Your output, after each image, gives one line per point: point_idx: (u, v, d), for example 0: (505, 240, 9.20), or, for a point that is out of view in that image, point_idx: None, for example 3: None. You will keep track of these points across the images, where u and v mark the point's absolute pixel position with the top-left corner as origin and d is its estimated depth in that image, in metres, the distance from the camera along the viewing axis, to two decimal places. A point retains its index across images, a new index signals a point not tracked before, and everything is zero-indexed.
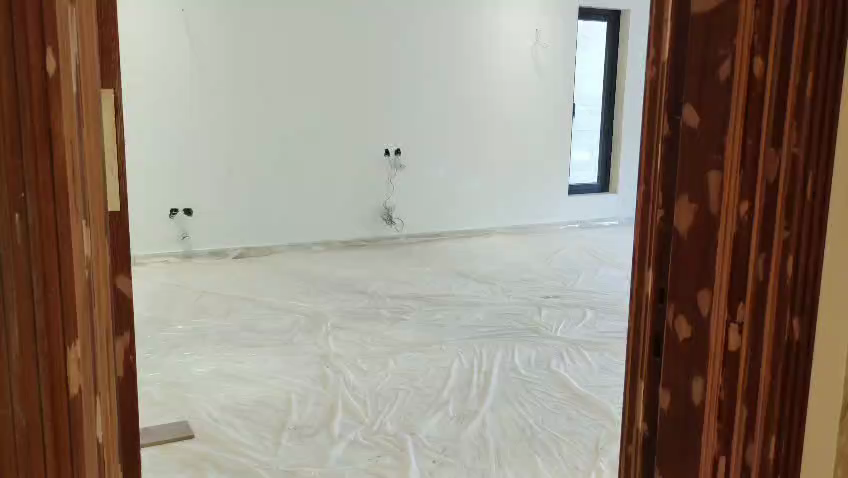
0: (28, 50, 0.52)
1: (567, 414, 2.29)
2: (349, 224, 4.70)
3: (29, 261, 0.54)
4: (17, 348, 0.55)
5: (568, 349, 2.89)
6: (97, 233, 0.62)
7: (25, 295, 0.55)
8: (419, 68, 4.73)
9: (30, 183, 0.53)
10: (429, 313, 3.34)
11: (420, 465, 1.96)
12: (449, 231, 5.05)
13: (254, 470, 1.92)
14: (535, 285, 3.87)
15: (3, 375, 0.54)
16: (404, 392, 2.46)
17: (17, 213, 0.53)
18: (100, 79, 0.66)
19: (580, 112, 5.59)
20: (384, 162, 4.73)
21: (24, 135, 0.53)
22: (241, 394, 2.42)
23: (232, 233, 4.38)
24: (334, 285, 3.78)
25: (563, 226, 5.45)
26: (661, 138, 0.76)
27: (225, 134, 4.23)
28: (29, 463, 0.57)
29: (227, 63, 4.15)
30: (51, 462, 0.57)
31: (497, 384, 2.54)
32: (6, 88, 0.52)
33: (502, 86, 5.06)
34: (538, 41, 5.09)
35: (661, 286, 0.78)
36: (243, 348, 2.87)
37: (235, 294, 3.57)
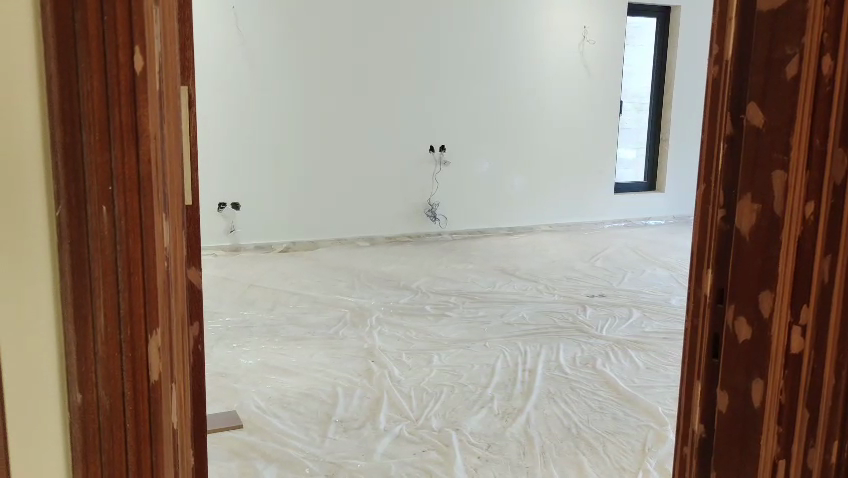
0: (117, 49, 0.54)
1: (613, 414, 2.28)
2: (394, 219, 4.73)
3: (116, 251, 0.56)
4: (103, 333, 0.57)
5: (613, 349, 2.86)
6: (175, 226, 0.64)
7: (110, 282, 0.57)
8: (462, 66, 4.72)
9: (117, 176, 0.55)
10: (473, 310, 3.35)
11: (465, 462, 1.97)
12: (492, 229, 5.04)
13: (302, 461, 1.95)
14: (579, 283, 3.84)
15: (90, 360, 0.57)
16: (448, 387, 2.47)
17: (104, 205, 0.55)
18: (178, 76, 0.68)
19: (627, 110, 5.52)
20: (429, 159, 4.75)
21: (113, 130, 0.54)
22: (287, 387, 2.46)
23: (277, 228, 4.44)
24: (379, 280, 3.81)
25: (608, 225, 5.40)
26: (723, 136, 0.75)
27: (272, 131, 4.28)
28: (112, 442, 0.59)
29: (273, 62, 4.20)
30: (131, 444, 0.59)
31: (541, 382, 2.53)
32: (98, 84, 0.54)
33: (549, 83, 5.03)
34: (585, 38, 5.05)
35: (720, 286, 0.77)
36: (289, 341, 2.91)
37: (281, 288, 3.62)
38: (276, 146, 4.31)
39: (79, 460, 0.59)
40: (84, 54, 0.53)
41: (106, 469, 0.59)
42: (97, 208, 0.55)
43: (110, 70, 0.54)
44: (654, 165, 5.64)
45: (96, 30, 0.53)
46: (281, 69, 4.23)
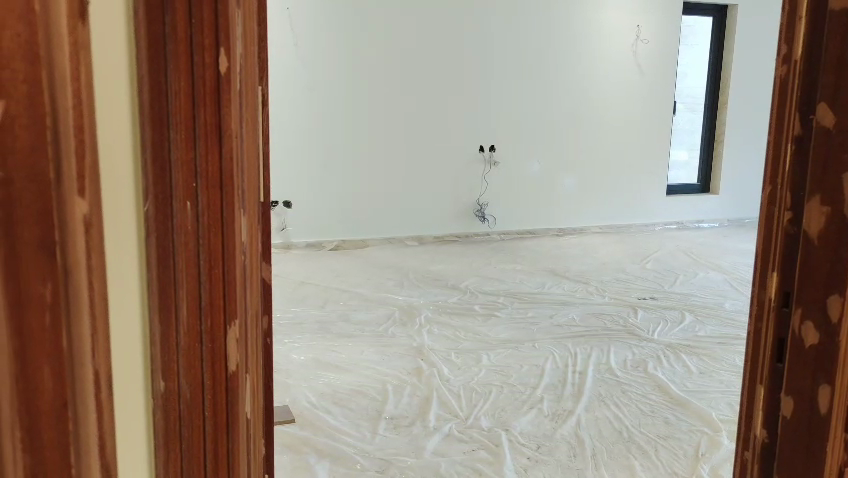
0: (204, 50, 0.56)
1: (665, 418, 2.25)
2: (443, 218, 4.74)
3: (199, 245, 0.58)
4: (185, 327, 0.59)
5: (665, 352, 2.82)
6: (252, 222, 0.66)
7: (193, 275, 0.59)
8: (513, 66, 4.71)
9: (201, 173, 0.57)
10: (522, 311, 3.34)
11: (514, 462, 1.97)
12: (542, 230, 5.02)
13: (352, 457, 1.98)
14: (630, 285, 3.80)
15: (172, 351, 0.59)
16: (497, 387, 2.47)
17: (188, 201, 0.57)
18: (256, 76, 0.70)
19: (680, 111, 5.44)
20: (479, 158, 4.75)
21: (198, 129, 0.57)
22: (338, 382, 2.49)
23: (327, 226, 4.48)
24: (427, 279, 3.83)
25: (660, 227, 5.32)
26: (790, 136, 0.74)
27: (323, 130, 4.33)
28: (191, 431, 0.61)
29: (326, 61, 4.25)
30: (210, 431, 0.62)
31: (592, 384, 2.51)
32: (185, 85, 0.56)
33: (603, 82, 4.99)
34: (639, 37, 4.98)
35: (785, 290, 0.76)
36: (340, 338, 2.94)
37: (331, 285, 3.66)
38: (327, 145, 4.36)
39: (161, 449, 0.61)
40: (173, 56, 0.55)
41: (185, 457, 0.61)
42: (181, 204, 0.57)
43: (195, 71, 0.56)
44: (708, 166, 5.55)
45: (184, 33, 0.55)
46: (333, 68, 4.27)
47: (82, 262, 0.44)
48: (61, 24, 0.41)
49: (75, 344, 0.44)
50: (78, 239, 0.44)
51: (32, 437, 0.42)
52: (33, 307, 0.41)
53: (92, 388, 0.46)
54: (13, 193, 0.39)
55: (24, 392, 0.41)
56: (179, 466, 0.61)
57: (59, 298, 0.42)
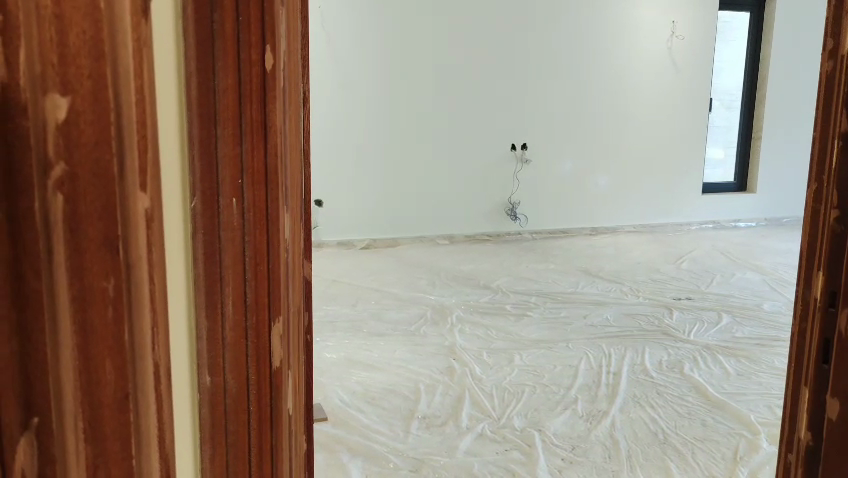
0: (250, 48, 0.55)
1: (702, 420, 2.21)
2: (476, 217, 4.73)
3: (245, 242, 0.58)
4: (232, 322, 0.59)
5: (701, 353, 2.78)
6: (294, 219, 0.67)
7: (238, 271, 0.59)
8: (548, 65, 4.70)
9: (247, 170, 0.57)
10: (555, 310, 3.32)
11: (548, 463, 1.95)
12: (575, 229, 4.98)
13: (385, 455, 1.98)
14: (665, 285, 3.75)
15: (219, 348, 0.59)
16: (530, 387, 2.46)
17: (235, 197, 0.57)
18: (298, 76, 0.70)
19: (716, 108, 5.36)
20: (511, 157, 4.74)
21: (244, 126, 0.56)
22: (370, 381, 2.50)
23: (359, 225, 4.50)
24: (459, 278, 3.82)
25: (696, 226, 5.25)
26: (838, 132, 0.73)
27: (356, 128, 4.35)
28: (236, 428, 0.61)
29: (363, 61, 4.28)
30: (255, 426, 0.62)
31: (626, 385, 2.48)
32: (232, 79, 0.55)
33: (638, 79, 4.93)
34: (674, 33, 4.92)
35: (832, 289, 0.74)
36: (372, 336, 2.96)
37: (363, 284, 3.68)
38: (360, 143, 4.38)
39: (207, 443, 0.60)
40: (220, 53, 0.54)
41: (232, 451, 0.61)
42: (228, 200, 0.57)
43: (243, 68, 0.55)
44: (745, 165, 5.46)
45: (232, 31, 0.54)
46: (370, 69, 4.30)
47: (144, 256, 0.41)
48: (125, 28, 0.38)
49: (135, 338, 0.40)
50: (139, 236, 0.40)
51: (94, 429, 0.39)
52: (96, 305, 0.38)
53: (153, 383, 0.43)
54: (78, 187, 0.36)
55: (86, 387, 0.38)
56: (225, 461, 0.61)
57: (123, 292, 0.39)
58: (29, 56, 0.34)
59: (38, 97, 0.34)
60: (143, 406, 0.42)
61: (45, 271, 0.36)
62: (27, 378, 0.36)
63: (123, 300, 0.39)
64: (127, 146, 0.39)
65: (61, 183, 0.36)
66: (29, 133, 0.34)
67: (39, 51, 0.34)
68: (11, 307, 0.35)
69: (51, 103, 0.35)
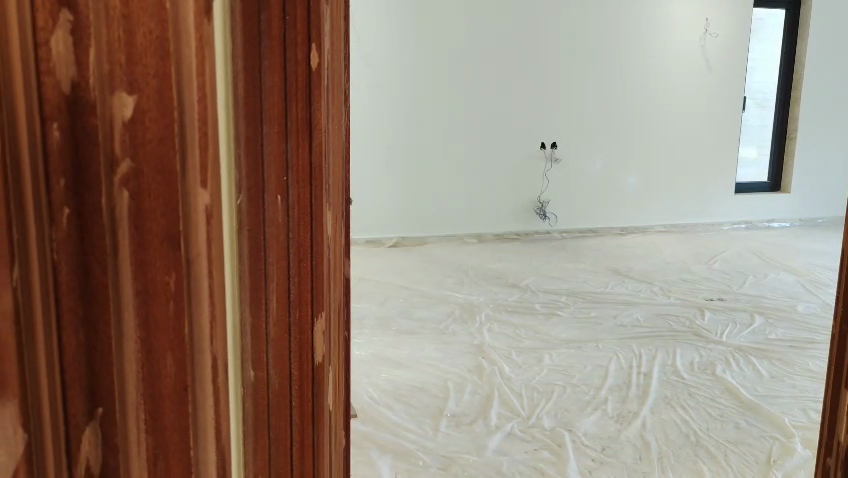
0: (296, 47, 0.54)
1: (735, 423, 2.18)
2: (505, 216, 4.72)
3: (288, 237, 0.57)
4: (276, 318, 0.58)
5: (734, 355, 2.75)
6: (336, 217, 0.67)
7: (282, 268, 0.57)
8: (580, 65, 4.67)
9: (292, 168, 0.56)
10: (585, 310, 3.30)
11: (579, 463, 1.94)
12: (605, 228, 4.94)
13: (414, 453, 1.99)
14: (696, 286, 3.71)
15: (263, 345, 0.57)
16: (560, 387, 2.45)
17: (279, 195, 0.56)
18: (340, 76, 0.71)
19: (749, 107, 5.29)
20: (540, 156, 4.71)
21: (290, 125, 0.55)
22: (400, 379, 2.50)
23: (387, 223, 4.51)
24: (488, 277, 3.81)
25: (728, 226, 5.18)
26: None
27: (384, 127, 4.36)
28: (278, 423, 0.59)
29: (393, 61, 4.29)
30: (296, 421, 0.61)
31: (658, 386, 2.46)
32: (278, 78, 0.54)
33: (671, 78, 4.88)
34: (707, 31, 4.87)
35: None
36: (401, 334, 2.96)
37: (392, 282, 3.69)
38: (388, 141, 4.39)
39: (249, 438, 0.59)
40: (267, 52, 0.53)
41: (274, 446, 0.60)
42: (273, 198, 0.55)
43: (288, 67, 0.54)
44: (779, 165, 5.38)
45: (279, 30, 0.53)
46: (401, 69, 4.31)
47: (204, 252, 0.40)
48: (189, 29, 0.37)
49: (196, 327, 0.40)
50: (198, 233, 0.39)
51: (155, 420, 0.39)
52: (158, 299, 0.38)
53: (212, 387, 0.42)
54: (142, 185, 0.36)
55: (147, 383, 0.39)
56: (267, 457, 0.60)
57: (184, 287, 0.39)
58: (97, 55, 0.34)
59: (105, 96, 0.34)
60: (204, 401, 0.42)
61: (111, 266, 0.36)
62: (93, 370, 0.37)
63: (183, 297, 0.39)
64: (187, 145, 0.38)
65: (126, 180, 0.36)
66: (97, 131, 0.34)
67: (107, 48, 0.34)
68: (77, 300, 0.36)
69: (117, 102, 0.35)
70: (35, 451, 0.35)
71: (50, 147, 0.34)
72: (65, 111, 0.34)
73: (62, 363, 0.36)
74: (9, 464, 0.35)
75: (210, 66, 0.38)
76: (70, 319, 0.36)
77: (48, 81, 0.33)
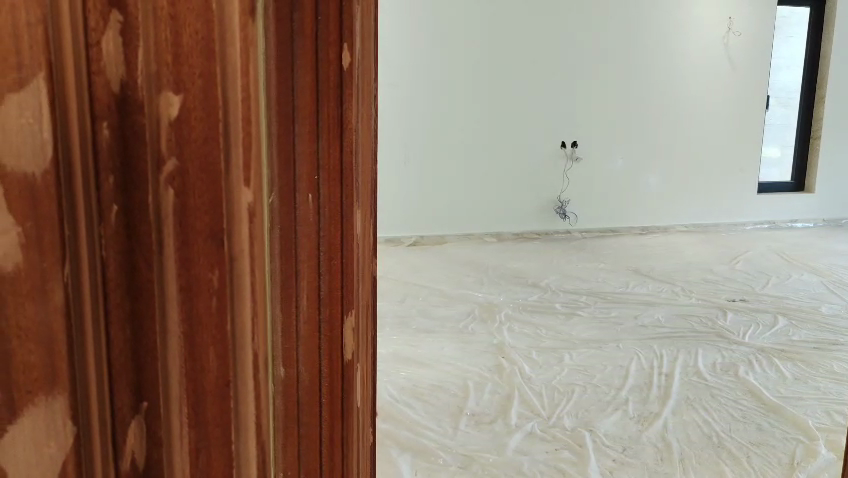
0: (329, 45, 0.50)
1: (758, 425, 2.16)
2: (524, 215, 4.71)
3: (320, 235, 0.52)
4: (306, 318, 0.53)
5: (757, 356, 2.72)
6: (365, 215, 0.67)
7: (313, 268, 0.52)
8: (602, 62, 4.64)
9: (323, 166, 0.51)
10: (605, 310, 3.29)
11: (600, 464, 1.93)
12: (625, 228, 4.91)
13: (434, 451, 1.99)
14: (718, 286, 3.68)
15: (294, 348, 0.52)
16: (580, 387, 2.44)
17: (311, 194, 0.51)
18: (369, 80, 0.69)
19: (773, 106, 5.24)
20: (561, 155, 4.70)
21: (321, 124, 0.51)
22: (419, 377, 2.51)
23: (406, 222, 4.51)
24: (508, 276, 3.81)
25: (750, 226, 5.13)
26: None
27: (402, 126, 4.37)
28: (309, 431, 0.54)
29: (412, 60, 4.29)
30: (327, 427, 0.56)
31: (679, 387, 2.44)
32: (310, 73, 0.49)
33: (694, 76, 4.84)
34: (731, 30, 4.83)
35: None
36: (420, 333, 2.97)
37: (410, 281, 3.69)
38: (407, 141, 4.39)
39: (281, 443, 0.53)
40: (299, 49, 0.48)
41: (305, 450, 0.55)
42: (305, 196, 0.50)
43: (321, 67, 0.50)
44: (802, 165, 5.32)
45: (311, 26, 0.48)
46: (419, 69, 4.31)
47: (248, 250, 0.36)
48: (236, 24, 0.33)
49: (242, 326, 0.36)
50: (240, 228, 0.35)
51: (198, 419, 0.35)
52: (203, 295, 0.34)
53: (255, 404, 0.38)
54: (189, 182, 0.32)
55: (193, 392, 0.35)
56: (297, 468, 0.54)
57: (227, 282, 0.35)
58: (146, 54, 0.31)
59: (152, 95, 0.31)
60: (245, 414, 0.37)
61: (156, 264, 0.32)
62: (137, 364, 0.33)
63: (227, 300, 0.35)
64: (234, 143, 0.34)
65: (171, 178, 0.32)
66: (146, 132, 0.31)
67: (156, 46, 0.31)
68: (124, 297, 0.32)
69: (165, 101, 0.31)
70: (83, 443, 0.32)
71: (99, 147, 0.30)
72: (115, 108, 0.31)
73: (109, 357, 0.33)
74: (50, 460, 0.31)
75: (257, 67, 0.34)
76: (118, 319, 0.32)
77: (98, 80, 0.30)
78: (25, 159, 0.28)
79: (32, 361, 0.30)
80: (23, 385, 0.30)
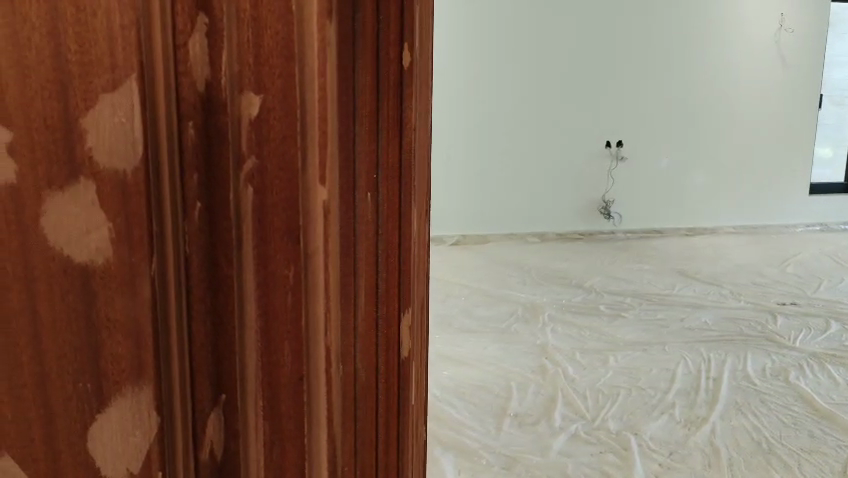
0: (390, 44, 0.47)
1: (810, 432, 2.10)
2: (568, 215, 4.67)
3: (378, 235, 0.50)
4: (364, 317, 0.50)
5: (809, 361, 2.65)
6: (422, 214, 0.67)
7: (371, 267, 0.50)
8: (650, 61, 4.59)
9: (383, 165, 0.49)
10: (650, 312, 3.24)
11: (645, 468, 1.91)
12: (671, 228, 4.84)
13: (477, 451, 1.99)
14: (768, 289, 3.60)
15: (354, 347, 0.50)
16: (625, 390, 2.41)
17: (369, 192, 0.48)
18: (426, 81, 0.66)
19: (826, 104, 5.11)
20: (606, 155, 4.65)
21: (381, 123, 0.48)
22: (462, 377, 2.51)
23: (448, 222, 4.48)
24: (551, 276, 3.78)
25: (801, 228, 5.00)
26: None
27: (445, 126, 4.36)
28: (366, 432, 0.52)
29: (458, 61, 4.28)
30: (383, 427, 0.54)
31: (728, 392, 2.39)
32: (371, 73, 0.47)
33: (744, 75, 4.76)
34: (782, 26, 4.73)
35: None
36: (463, 333, 2.97)
37: (453, 280, 3.69)
38: (450, 141, 4.38)
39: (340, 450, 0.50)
40: (360, 51, 0.45)
41: (361, 449, 0.53)
42: (363, 195, 0.47)
43: (381, 65, 0.47)
44: None
45: (373, 28, 0.46)
46: (463, 69, 4.30)
47: (322, 249, 0.35)
48: (312, 29, 0.33)
49: (311, 324, 0.36)
50: (315, 228, 0.35)
51: (272, 410, 0.35)
52: (277, 293, 0.34)
53: (326, 400, 0.37)
54: (267, 181, 0.33)
55: (268, 384, 0.35)
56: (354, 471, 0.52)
57: (301, 280, 0.35)
58: (230, 55, 0.31)
59: (234, 95, 0.32)
60: (317, 410, 0.37)
61: (235, 258, 0.33)
62: (217, 358, 0.34)
63: (298, 300, 0.35)
64: (308, 145, 0.34)
65: (250, 177, 0.33)
66: (228, 130, 0.32)
67: (238, 52, 0.31)
68: (205, 290, 0.33)
69: (246, 103, 0.32)
70: (166, 434, 0.33)
71: (184, 146, 0.31)
72: (201, 110, 0.31)
73: (190, 351, 0.33)
74: (126, 457, 0.32)
75: (331, 68, 0.34)
76: (200, 312, 0.33)
77: (186, 82, 0.31)
78: (116, 158, 0.30)
79: (120, 353, 0.31)
80: (111, 377, 0.31)
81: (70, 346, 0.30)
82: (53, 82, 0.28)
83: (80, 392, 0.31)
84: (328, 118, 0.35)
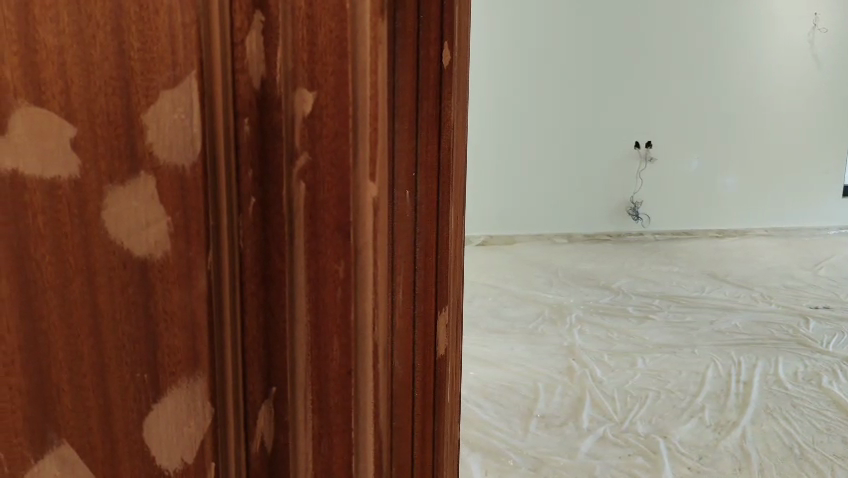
0: (429, 44, 0.47)
1: (843, 437, 2.07)
2: (596, 216, 4.64)
3: (416, 233, 0.49)
4: (402, 315, 0.50)
5: (842, 366, 2.61)
6: (457, 215, 0.67)
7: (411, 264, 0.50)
8: (681, 61, 4.55)
9: (423, 163, 0.49)
10: (680, 315, 3.20)
11: (674, 471, 1.89)
12: (700, 230, 4.79)
13: (504, 453, 1.98)
14: (800, 292, 3.55)
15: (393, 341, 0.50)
16: (654, 392, 2.39)
17: (409, 189, 0.48)
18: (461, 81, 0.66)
19: None
20: (635, 155, 4.60)
21: (421, 121, 0.48)
22: (489, 378, 2.50)
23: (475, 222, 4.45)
24: (578, 277, 3.77)
25: (834, 231, 4.93)
26: None
27: (474, 126, 4.33)
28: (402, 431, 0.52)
29: (489, 61, 4.24)
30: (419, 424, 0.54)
31: (758, 396, 2.36)
32: (411, 72, 0.46)
33: (776, 76, 4.72)
34: (816, 26, 4.69)
35: None
36: (490, 333, 2.96)
37: (480, 281, 3.68)
38: (479, 140, 4.36)
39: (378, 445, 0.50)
40: (402, 49, 0.44)
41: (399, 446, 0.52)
42: (403, 193, 0.47)
43: (422, 64, 0.47)
44: None
45: (413, 27, 0.45)
46: (494, 69, 4.27)
47: (370, 242, 0.36)
48: (364, 26, 0.33)
49: (358, 316, 0.36)
50: (363, 224, 0.35)
51: (321, 399, 0.36)
52: (327, 286, 0.35)
53: (371, 393, 0.38)
54: (319, 176, 0.33)
55: (316, 373, 0.36)
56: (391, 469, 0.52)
57: (350, 274, 0.35)
58: (285, 52, 0.32)
59: (288, 92, 0.32)
60: (363, 398, 0.38)
61: (287, 252, 0.34)
62: (268, 351, 0.35)
63: (346, 292, 0.35)
64: (359, 138, 0.34)
65: (303, 172, 0.33)
66: (283, 125, 0.32)
67: (292, 48, 0.32)
68: (259, 284, 0.34)
69: (298, 99, 0.32)
70: (219, 427, 0.34)
71: (239, 142, 0.32)
72: (255, 106, 0.32)
73: (243, 343, 0.34)
74: (182, 447, 0.33)
75: (382, 66, 0.35)
76: (253, 306, 0.34)
77: (241, 79, 0.32)
78: (175, 152, 0.30)
79: (176, 345, 0.32)
80: (168, 367, 0.32)
81: (128, 336, 0.31)
82: (115, 78, 0.29)
83: (138, 383, 0.31)
84: (375, 114, 0.35)
